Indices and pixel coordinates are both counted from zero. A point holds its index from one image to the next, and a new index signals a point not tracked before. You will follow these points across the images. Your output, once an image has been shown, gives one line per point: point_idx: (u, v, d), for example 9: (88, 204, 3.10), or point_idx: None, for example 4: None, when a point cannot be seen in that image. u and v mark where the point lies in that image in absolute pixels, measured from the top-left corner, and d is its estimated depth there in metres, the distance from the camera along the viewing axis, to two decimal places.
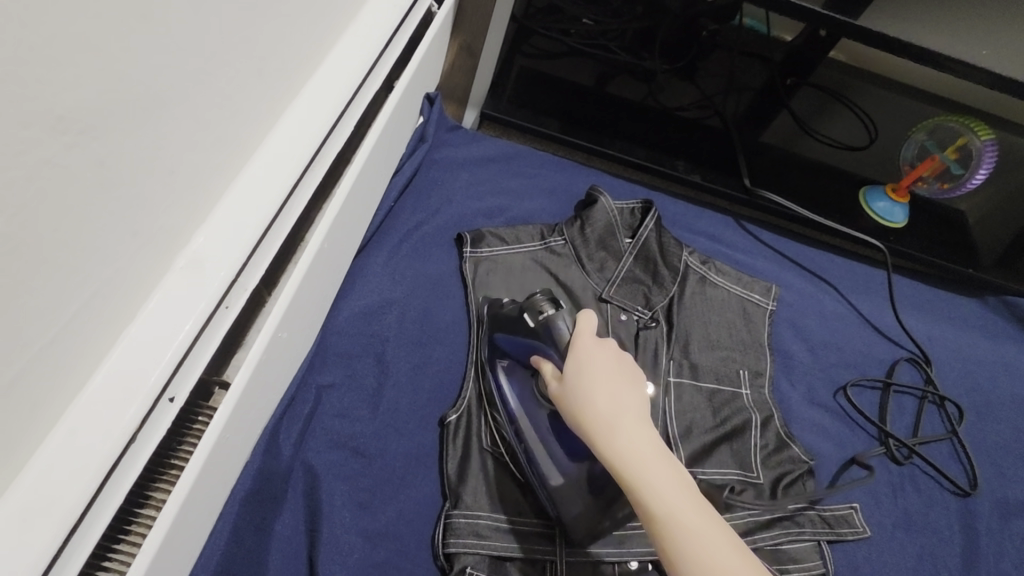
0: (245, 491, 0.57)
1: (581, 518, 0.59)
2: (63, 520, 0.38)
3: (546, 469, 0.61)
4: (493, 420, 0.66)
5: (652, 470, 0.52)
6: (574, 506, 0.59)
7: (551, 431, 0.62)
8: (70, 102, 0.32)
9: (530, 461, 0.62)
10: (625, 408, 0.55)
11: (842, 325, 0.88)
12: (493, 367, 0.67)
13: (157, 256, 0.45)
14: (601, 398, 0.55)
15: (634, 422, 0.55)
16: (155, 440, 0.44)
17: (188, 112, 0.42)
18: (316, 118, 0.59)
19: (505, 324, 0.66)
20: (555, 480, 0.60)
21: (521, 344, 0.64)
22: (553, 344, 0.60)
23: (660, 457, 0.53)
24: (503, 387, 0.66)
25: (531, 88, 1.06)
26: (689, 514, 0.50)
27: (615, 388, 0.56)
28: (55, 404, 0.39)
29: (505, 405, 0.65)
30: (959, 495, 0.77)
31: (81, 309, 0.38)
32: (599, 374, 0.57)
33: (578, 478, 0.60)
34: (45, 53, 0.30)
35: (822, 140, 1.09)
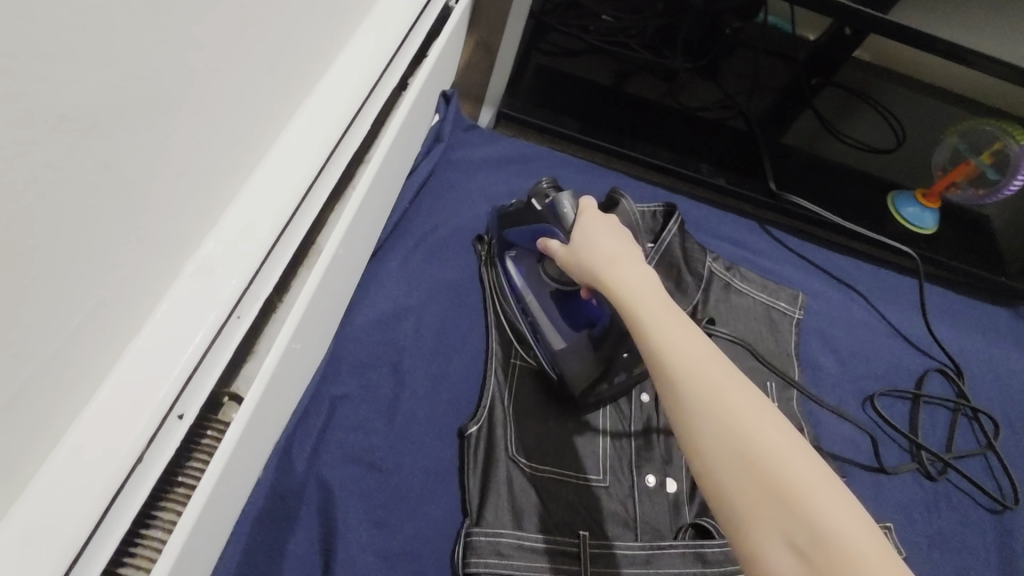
0: (258, 509, 0.55)
1: (580, 376, 0.64)
2: (65, 547, 0.36)
3: (550, 338, 0.67)
4: (501, 304, 0.73)
5: (647, 297, 0.52)
6: (574, 363, 0.65)
7: (556, 305, 0.69)
8: (72, 100, 0.30)
9: (535, 330, 0.69)
10: (625, 250, 0.57)
11: (871, 334, 0.85)
12: (502, 258, 0.74)
13: (166, 263, 0.42)
14: (606, 250, 0.57)
15: (632, 262, 0.56)
16: (162, 459, 0.42)
17: (198, 107, 0.40)
18: (332, 117, 0.56)
19: (515, 218, 0.70)
20: (559, 346, 0.66)
21: (529, 233, 0.68)
22: (558, 225, 0.63)
23: (661, 296, 0.53)
24: (512, 274, 0.72)
25: (548, 87, 1.04)
26: (688, 340, 0.49)
27: (616, 237, 0.58)
28: (57, 425, 0.36)
29: (513, 288, 0.72)
30: (994, 511, 0.75)
31: (84, 321, 0.35)
32: (599, 225, 0.59)
33: (578, 341, 0.65)
34: (48, 47, 0.28)
35: (847, 142, 1.05)
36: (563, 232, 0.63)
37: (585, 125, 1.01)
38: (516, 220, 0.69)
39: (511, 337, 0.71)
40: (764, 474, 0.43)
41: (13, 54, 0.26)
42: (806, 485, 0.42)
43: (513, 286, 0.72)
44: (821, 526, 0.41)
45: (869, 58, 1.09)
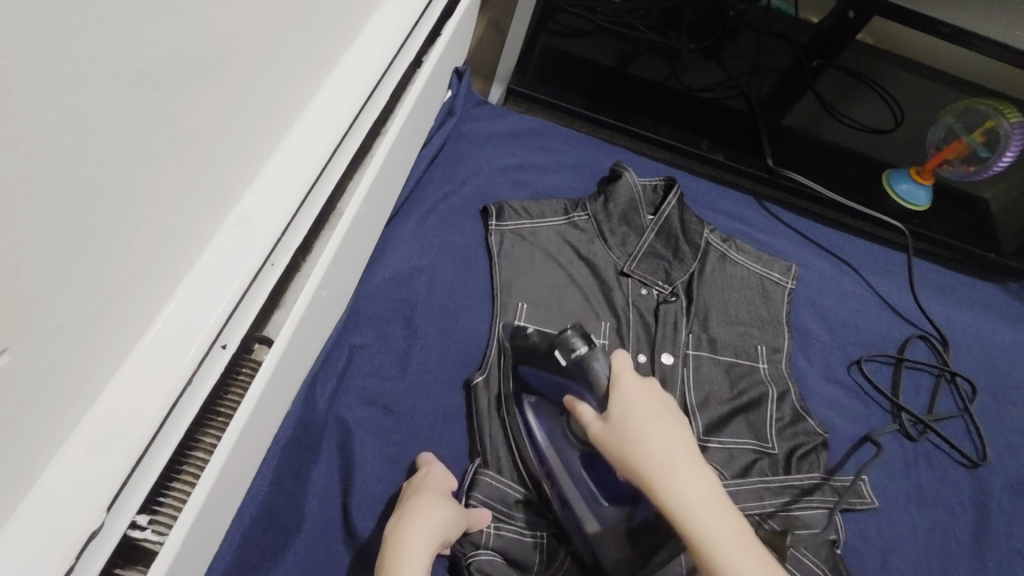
0: (287, 438, 0.60)
1: (623, 564, 0.58)
2: (131, 452, 0.41)
3: (581, 515, 0.60)
4: (516, 453, 0.66)
5: (706, 516, 0.51)
6: (614, 551, 0.58)
7: (584, 472, 0.62)
8: (147, 57, 0.35)
9: (563, 503, 0.62)
10: (669, 440, 0.55)
11: (861, 306, 0.89)
12: (520, 404, 0.67)
13: (212, 212, 0.47)
14: (650, 441, 0.55)
15: (686, 464, 0.54)
16: (209, 384, 0.47)
17: (243, 72, 0.45)
18: (356, 89, 0.61)
19: (530, 356, 0.65)
20: (593, 526, 0.60)
21: (551, 382, 0.63)
22: (586, 381, 0.59)
23: (714, 501, 0.52)
24: (531, 425, 0.66)
25: (557, 67, 1.08)
26: (747, 560, 0.49)
27: (658, 430, 0.56)
28: (122, 346, 0.42)
29: (532, 441, 0.65)
30: (969, 467, 0.79)
31: (147, 257, 0.41)
32: (646, 417, 0.57)
33: (615, 521, 0.60)
34: (131, 10, 0.33)
35: (848, 123, 1.09)
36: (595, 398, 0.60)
37: (590, 102, 1.05)
38: (529, 358, 0.65)
39: (534, 493, 0.64)
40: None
41: (102, 14, 0.31)
42: None
43: (535, 444, 0.65)
44: None
45: (871, 42, 1.08)
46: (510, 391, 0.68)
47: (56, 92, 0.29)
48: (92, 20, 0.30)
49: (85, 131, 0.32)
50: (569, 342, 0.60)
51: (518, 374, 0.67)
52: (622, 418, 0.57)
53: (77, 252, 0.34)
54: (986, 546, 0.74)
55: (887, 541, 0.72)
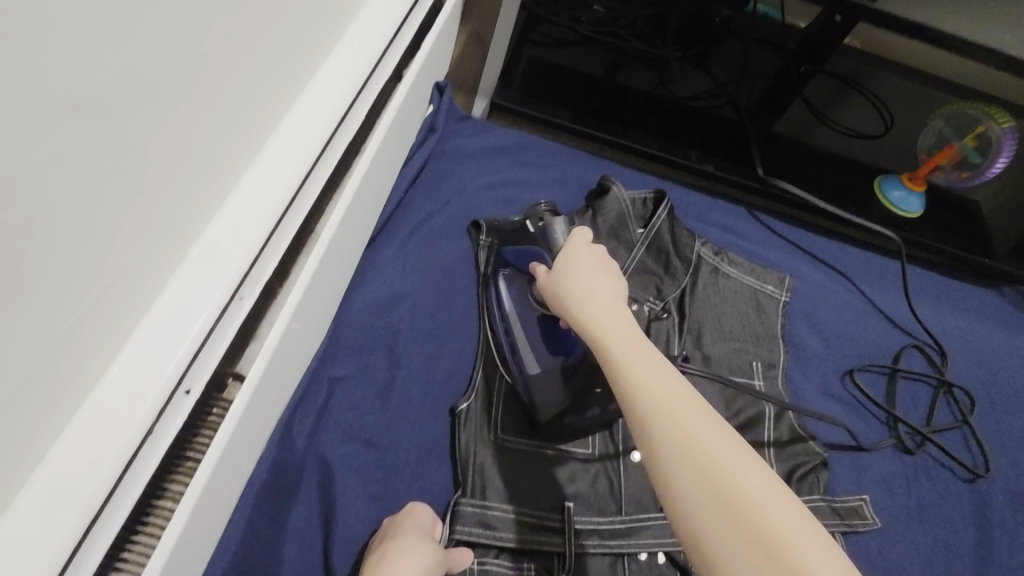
0: (262, 481, 0.58)
1: (550, 403, 0.64)
2: (84, 511, 0.39)
3: (526, 360, 0.65)
4: (489, 320, 0.71)
5: (613, 328, 0.53)
6: (546, 392, 0.64)
7: (539, 331, 0.65)
8: (88, 91, 0.32)
9: (514, 353, 0.66)
10: (600, 279, 0.58)
11: (857, 317, 0.87)
12: (496, 277, 0.72)
13: (172, 246, 0.44)
14: (577, 275, 0.58)
15: (610, 298, 0.56)
16: (172, 432, 0.44)
17: (202, 97, 0.42)
18: (328, 109, 0.58)
19: (511, 237, 0.72)
20: (534, 371, 0.65)
21: (523, 254, 0.68)
22: (547, 245, 0.66)
23: (628, 324, 0.54)
24: (502, 294, 0.70)
25: (542, 78, 1.06)
26: (644, 363, 0.49)
27: (590, 269, 0.59)
28: (72, 396, 0.39)
29: (500, 306, 0.70)
30: (970, 480, 0.78)
31: (96, 300, 0.38)
32: (584, 260, 0.60)
33: (553, 368, 0.64)
34: (67, 43, 0.30)
35: (838, 129, 1.07)
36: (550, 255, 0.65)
37: (577, 115, 1.03)
38: (511, 238, 0.72)
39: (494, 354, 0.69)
40: (735, 505, 0.42)
41: (37, 45, 0.28)
42: (755, 498, 0.42)
43: (502, 306, 0.70)
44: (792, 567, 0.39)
45: (858, 45, 1.07)
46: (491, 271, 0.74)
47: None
48: (25, 54, 0.28)
49: (20, 178, 0.29)
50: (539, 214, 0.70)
51: (500, 253, 0.73)
52: (558, 261, 0.61)
53: (18, 307, 0.31)
54: (991, 564, 0.72)
55: (889, 562, 0.70)
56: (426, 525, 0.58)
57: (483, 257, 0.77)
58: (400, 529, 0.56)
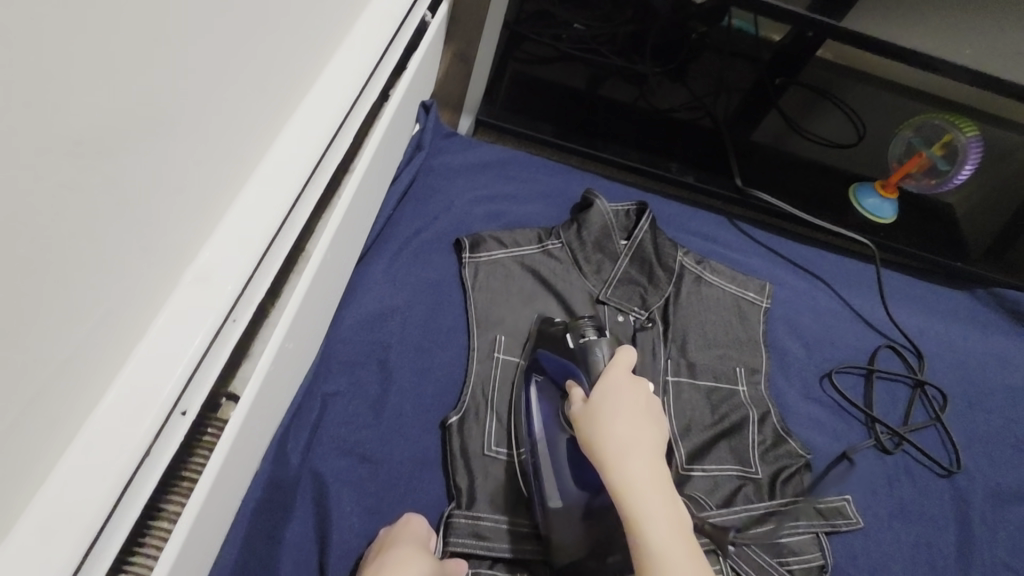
0: (257, 500, 0.58)
1: (565, 546, 0.59)
2: (83, 532, 0.40)
3: (547, 487, 0.61)
4: (516, 424, 0.68)
5: (650, 505, 0.52)
6: (565, 532, 0.59)
7: (566, 458, 0.61)
8: (85, 125, 0.33)
9: (535, 474, 0.62)
10: (633, 424, 0.57)
11: (836, 320, 0.90)
12: (528, 380, 0.69)
13: (165, 272, 0.45)
14: (618, 428, 0.56)
15: (650, 462, 0.55)
16: (169, 452, 0.46)
17: (192, 128, 0.43)
18: (317, 131, 0.60)
19: (551, 344, 0.68)
20: (553, 501, 0.60)
21: (558, 364, 0.66)
22: (585, 367, 0.63)
23: (663, 496, 0.53)
24: (532, 403, 0.66)
25: (525, 93, 1.08)
26: (674, 557, 0.50)
27: (631, 425, 0.57)
28: (71, 421, 0.40)
29: (529, 418, 0.66)
30: (945, 475, 0.80)
31: (93, 328, 0.39)
32: (625, 409, 0.58)
33: (576, 504, 0.60)
34: (66, 81, 0.31)
35: (811, 138, 1.10)
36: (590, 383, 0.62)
37: (560, 130, 1.05)
38: (549, 342, 0.69)
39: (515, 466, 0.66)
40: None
41: (36, 85, 0.29)
42: None
43: (531, 424, 0.65)
44: None
45: (831, 58, 1.12)
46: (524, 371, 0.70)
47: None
48: (26, 95, 0.29)
49: (23, 211, 0.30)
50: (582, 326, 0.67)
51: (535, 355, 0.69)
52: (598, 403, 0.59)
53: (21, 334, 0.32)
54: (972, 559, 0.74)
55: (874, 560, 0.72)
56: (424, 537, 0.59)
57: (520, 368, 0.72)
58: (396, 547, 0.56)
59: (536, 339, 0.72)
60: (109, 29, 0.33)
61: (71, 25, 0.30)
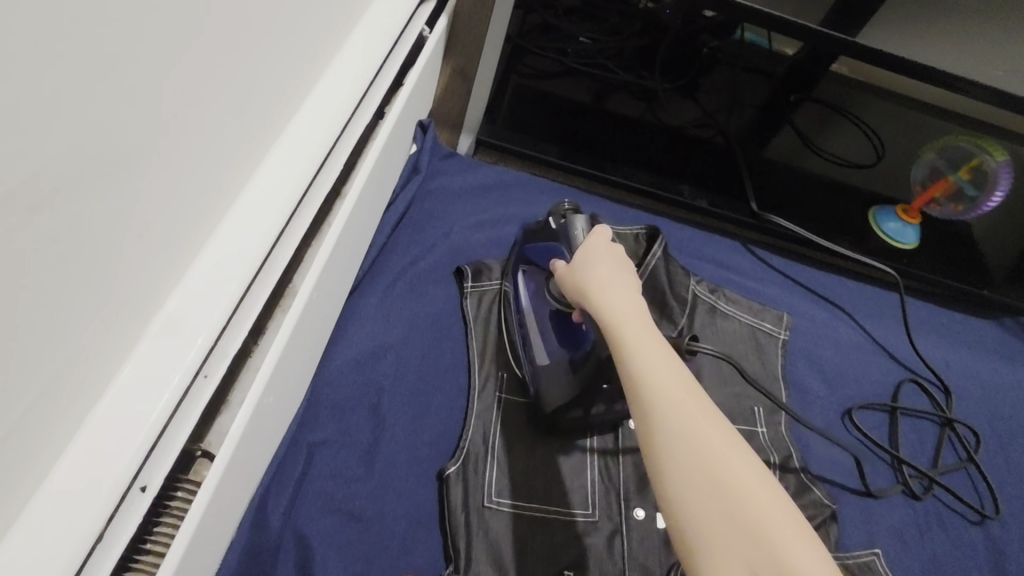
0: (232, 571, 0.53)
1: (552, 396, 0.64)
2: None
3: (535, 351, 0.66)
4: (506, 309, 0.73)
5: (632, 324, 0.51)
6: (552, 384, 0.64)
7: (551, 324, 0.66)
8: (33, 174, 0.27)
9: (525, 342, 0.68)
10: (624, 286, 0.55)
11: (858, 354, 0.85)
12: (517, 272, 0.72)
13: (128, 325, 0.40)
14: (598, 267, 0.57)
15: (630, 292, 0.55)
16: (126, 534, 0.40)
17: (167, 162, 0.38)
18: (305, 159, 0.54)
19: (535, 234, 0.69)
20: (541, 361, 0.65)
21: (543, 249, 0.67)
22: (567, 244, 0.63)
23: (645, 318, 0.52)
24: (520, 289, 0.71)
25: (527, 109, 1.03)
26: (659, 364, 0.48)
27: (611, 266, 0.57)
28: (10, 508, 0.33)
29: (518, 299, 0.71)
30: (977, 522, 0.75)
31: (40, 401, 0.33)
32: (604, 253, 0.58)
33: (560, 361, 0.64)
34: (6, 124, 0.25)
35: (827, 156, 1.05)
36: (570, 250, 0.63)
37: (565, 150, 1.00)
38: (534, 235, 0.69)
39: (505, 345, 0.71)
40: (760, 545, 0.40)
41: None
42: (765, 514, 0.42)
43: (519, 301, 0.70)
44: None
45: (847, 73, 1.10)
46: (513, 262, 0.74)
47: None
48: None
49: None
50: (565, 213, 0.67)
51: (523, 248, 0.70)
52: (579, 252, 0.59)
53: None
54: None
55: None
56: None
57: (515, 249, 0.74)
58: None
59: (523, 236, 0.71)
60: (63, 58, 0.27)
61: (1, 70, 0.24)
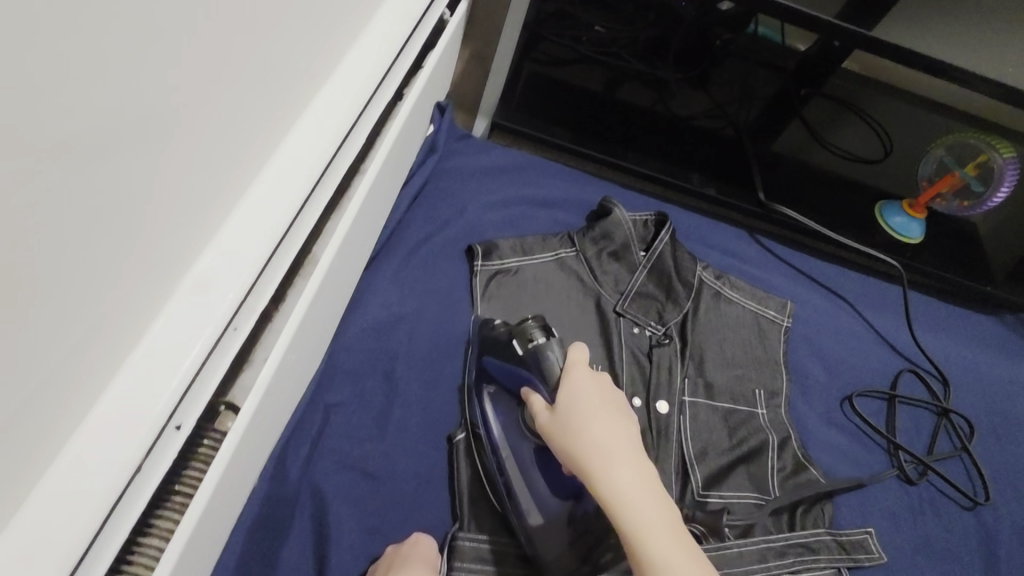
0: (253, 518, 0.56)
1: (558, 563, 0.57)
2: (64, 559, 0.36)
3: (526, 507, 0.59)
4: (475, 449, 0.63)
5: (640, 508, 0.49)
6: (552, 548, 0.57)
7: (538, 467, 0.60)
8: (90, 122, 0.30)
9: (510, 495, 0.59)
10: (612, 423, 0.54)
11: (859, 343, 0.86)
12: (479, 392, 0.65)
13: (163, 279, 0.42)
14: (594, 431, 0.53)
15: (630, 458, 0.52)
16: (160, 470, 0.42)
17: (203, 127, 0.40)
18: (330, 130, 0.57)
19: (494, 348, 0.63)
20: (535, 520, 0.58)
21: (511, 373, 0.61)
22: (540, 376, 0.58)
23: (648, 491, 0.51)
24: (489, 416, 0.63)
25: (542, 96, 1.05)
26: (672, 556, 0.47)
27: (604, 427, 0.54)
28: (56, 438, 0.36)
29: (489, 433, 0.63)
30: (969, 507, 0.77)
31: (81, 342, 0.35)
32: (593, 408, 0.55)
33: (558, 517, 0.58)
34: (69, 72, 0.28)
35: (834, 151, 1.07)
36: (547, 389, 0.58)
37: (577, 136, 1.02)
38: (493, 348, 0.64)
39: (483, 485, 0.62)
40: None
41: (38, 81, 0.26)
42: None
43: (490, 432, 0.63)
44: None
45: (857, 69, 1.06)
46: (472, 380, 0.66)
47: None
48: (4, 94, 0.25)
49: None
50: (529, 332, 0.61)
51: (481, 365, 0.65)
52: (566, 408, 0.55)
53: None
54: None
55: None
56: (428, 560, 0.55)
57: (467, 359, 0.69)
58: (404, 566, 0.53)
59: (479, 346, 0.66)
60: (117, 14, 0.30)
61: (64, 21, 0.27)
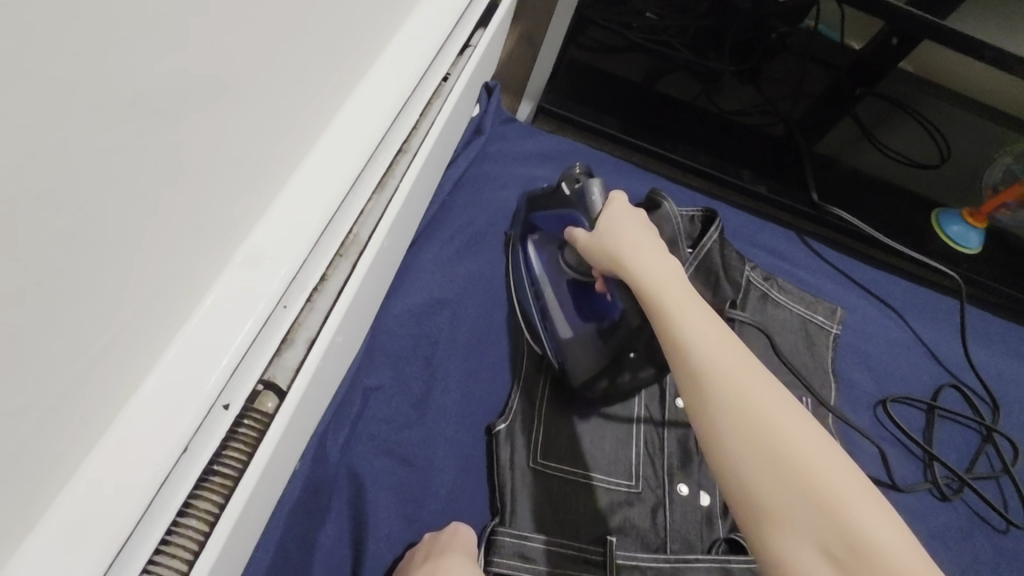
0: (294, 501, 0.54)
1: (581, 366, 0.63)
2: (111, 541, 0.35)
3: (558, 324, 0.66)
4: (516, 285, 0.72)
5: (665, 284, 0.53)
6: (577, 354, 0.64)
7: (570, 296, 0.68)
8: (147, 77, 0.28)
9: (544, 318, 0.68)
10: (657, 252, 0.56)
11: (908, 355, 0.83)
12: (524, 243, 0.73)
13: (215, 253, 0.41)
14: (626, 233, 0.58)
15: (661, 256, 0.56)
16: (209, 449, 0.40)
17: (258, 92, 0.38)
18: (385, 104, 0.55)
19: (543, 201, 0.70)
20: (565, 334, 0.65)
21: (554, 217, 0.69)
22: (583, 210, 0.64)
23: (677, 279, 0.54)
24: (531, 259, 0.72)
25: (587, 85, 1.03)
26: (695, 319, 0.50)
27: (640, 234, 0.58)
28: (103, 414, 0.35)
29: (529, 271, 0.72)
30: (999, 529, 0.74)
31: (133, 314, 0.34)
32: (628, 221, 0.60)
33: (585, 333, 0.65)
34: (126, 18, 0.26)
35: (889, 154, 1.01)
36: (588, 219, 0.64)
37: (627, 125, 1.01)
38: (541, 202, 0.71)
39: (520, 317, 0.70)
40: (831, 516, 0.40)
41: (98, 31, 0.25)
42: (802, 444, 0.43)
43: (531, 270, 0.71)
44: (838, 512, 0.40)
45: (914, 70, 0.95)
46: (517, 234, 0.74)
47: (17, 126, 0.23)
48: (51, 44, 0.23)
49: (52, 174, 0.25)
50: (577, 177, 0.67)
51: (530, 219, 0.72)
52: (602, 219, 0.60)
53: (35, 325, 0.27)
54: None
55: None
56: (466, 552, 0.53)
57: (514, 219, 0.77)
58: (444, 553, 0.52)
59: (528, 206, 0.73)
60: None
61: None
